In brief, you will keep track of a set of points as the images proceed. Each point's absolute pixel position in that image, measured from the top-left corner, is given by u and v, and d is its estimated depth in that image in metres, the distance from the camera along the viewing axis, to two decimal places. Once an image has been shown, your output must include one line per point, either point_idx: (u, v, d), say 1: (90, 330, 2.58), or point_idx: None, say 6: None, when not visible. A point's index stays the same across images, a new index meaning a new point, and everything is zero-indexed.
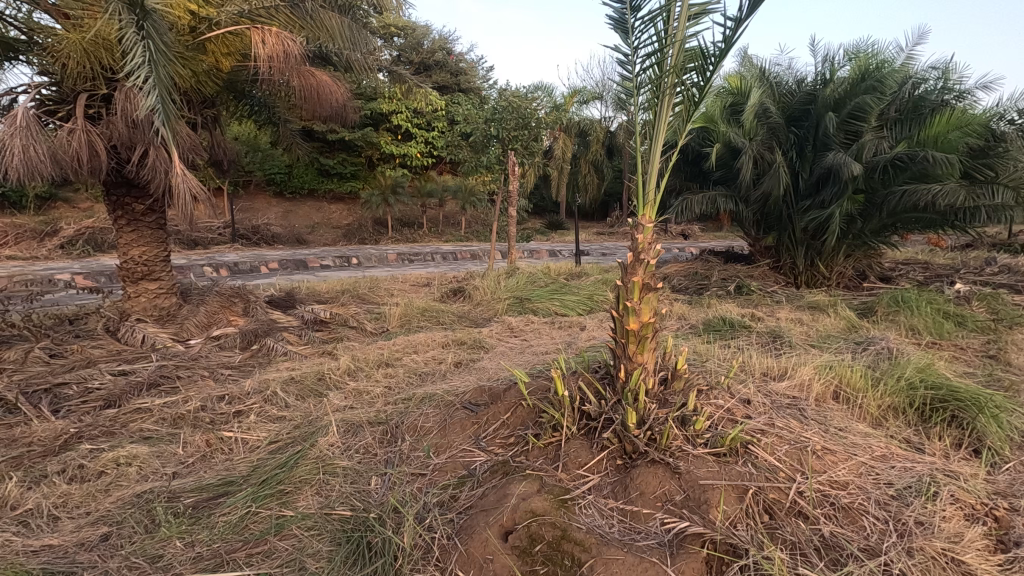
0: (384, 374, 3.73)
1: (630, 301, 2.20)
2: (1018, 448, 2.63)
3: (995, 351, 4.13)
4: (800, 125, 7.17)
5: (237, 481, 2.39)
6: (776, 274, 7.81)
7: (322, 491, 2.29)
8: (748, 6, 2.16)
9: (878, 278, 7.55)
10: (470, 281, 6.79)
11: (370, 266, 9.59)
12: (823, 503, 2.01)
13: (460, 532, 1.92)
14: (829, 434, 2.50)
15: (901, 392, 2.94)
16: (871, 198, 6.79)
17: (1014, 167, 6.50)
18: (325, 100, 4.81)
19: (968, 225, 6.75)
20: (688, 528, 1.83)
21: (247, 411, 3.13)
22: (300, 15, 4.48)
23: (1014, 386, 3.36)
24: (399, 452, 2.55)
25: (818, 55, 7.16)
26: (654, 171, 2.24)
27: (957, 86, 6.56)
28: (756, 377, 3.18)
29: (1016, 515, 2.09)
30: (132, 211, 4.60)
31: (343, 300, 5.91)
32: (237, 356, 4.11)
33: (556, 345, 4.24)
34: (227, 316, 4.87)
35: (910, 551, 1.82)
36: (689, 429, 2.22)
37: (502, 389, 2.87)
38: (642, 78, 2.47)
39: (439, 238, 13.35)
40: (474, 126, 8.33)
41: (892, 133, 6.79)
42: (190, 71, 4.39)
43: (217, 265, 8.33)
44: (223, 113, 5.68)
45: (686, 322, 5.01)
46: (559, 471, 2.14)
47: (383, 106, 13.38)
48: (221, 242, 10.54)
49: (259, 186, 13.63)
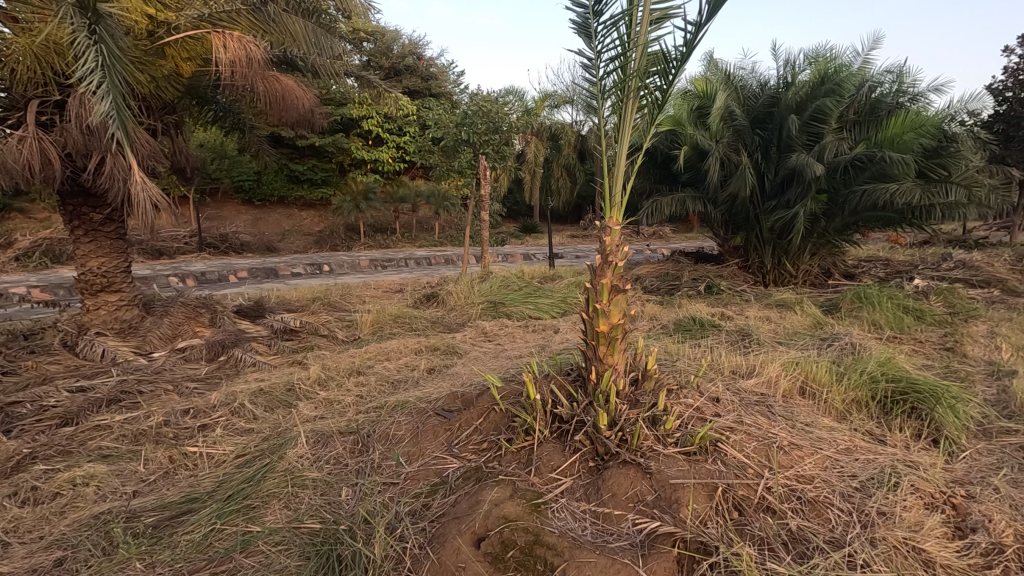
0: (356, 382, 3.67)
1: (600, 303, 2.21)
2: (972, 436, 2.75)
3: (952, 344, 4.30)
4: (764, 127, 7.33)
5: (202, 497, 2.32)
6: (744, 273, 7.96)
7: (290, 504, 2.24)
8: (708, 10, 2.19)
9: (843, 276, 7.77)
10: (443, 286, 6.74)
11: (342, 273, 9.45)
12: (790, 498, 2.05)
13: (432, 541, 1.90)
14: (795, 429, 2.55)
15: (864, 385, 3.02)
16: (833, 198, 6.97)
17: (965, 166, 6.78)
18: (291, 106, 4.74)
19: (926, 223, 7.00)
20: (660, 528, 1.84)
21: (214, 425, 3.04)
22: (263, 20, 4.37)
23: (970, 376, 3.50)
24: (371, 462, 2.51)
25: (780, 58, 7.35)
26: (621, 173, 2.25)
27: (910, 89, 6.83)
28: (725, 375, 3.22)
29: (973, 502, 2.16)
30: (89, 221, 4.44)
31: (314, 308, 5.80)
32: (204, 368, 4.01)
33: (530, 349, 4.23)
34: (193, 327, 4.73)
35: (874, 541, 1.87)
36: (660, 428, 2.24)
37: (475, 394, 2.85)
38: (607, 81, 2.50)
39: (412, 243, 13.25)
40: (445, 130, 8.29)
41: (852, 134, 7.01)
42: (147, 76, 4.29)
43: (183, 275, 8.12)
44: (185, 118, 5.54)
45: (657, 323, 5.07)
46: (532, 476, 2.14)
47: (353, 111, 13.28)
48: (187, 251, 10.27)
49: (226, 194, 13.34)
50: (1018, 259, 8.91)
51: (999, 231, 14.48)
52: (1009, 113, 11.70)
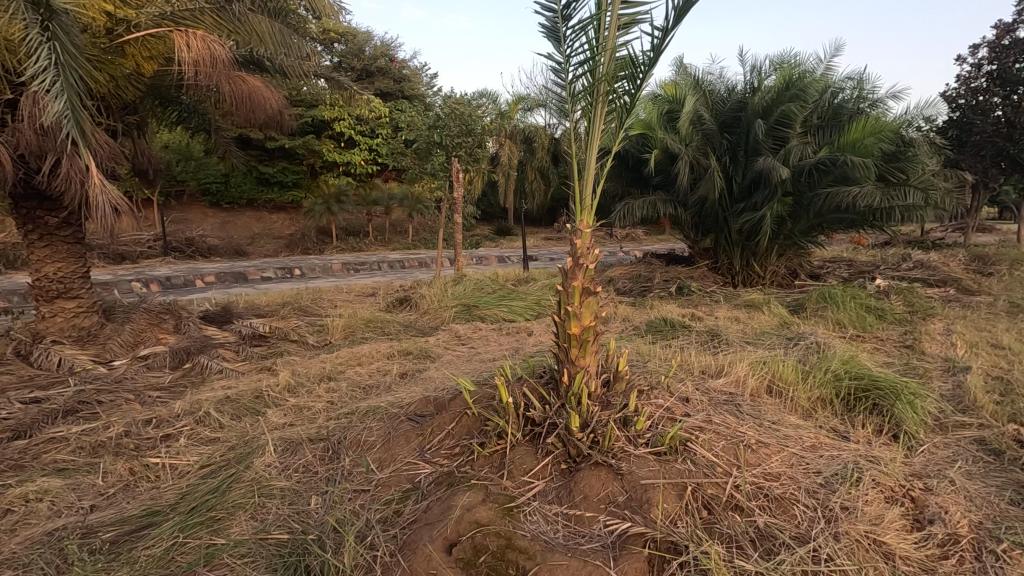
0: (327, 388, 3.61)
1: (571, 305, 2.22)
2: (930, 430, 2.85)
3: (911, 341, 4.45)
4: (732, 132, 7.47)
5: (164, 510, 2.24)
6: (714, 274, 8.10)
7: (257, 515, 2.18)
8: (675, 16, 2.23)
9: (808, 276, 7.99)
10: (416, 290, 6.69)
11: (314, 277, 9.30)
12: (758, 495, 2.08)
13: (403, 548, 1.87)
14: (763, 428, 2.60)
15: (828, 383, 3.10)
16: (799, 200, 7.15)
17: (922, 170, 7.09)
18: (258, 107, 4.64)
19: (885, 224, 7.25)
20: (631, 529, 1.85)
21: (177, 434, 2.95)
22: (228, 19, 4.28)
23: (927, 372, 3.63)
24: (342, 469, 2.47)
25: (747, 64, 7.52)
26: (591, 177, 2.26)
27: (870, 95, 7.08)
28: (695, 375, 3.27)
29: (930, 495, 2.23)
30: (44, 225, 4.27)
31: (283, 313, 5.68)
32: (168, 376, 3.88)
33: (503, 352, 4.24)
34: (156, 334, 4.57)
35: (837, 536, 1.92)
36: (631, 429, 2.26)
37: (447, 399, 2.83)
38: (577, 85, 2.50)
39: (386, 246, 13.13)
40: (418, 133, 8.22)
41: (816, 138, 7.20)
42: (106, 75, 4.16)
43: (146, 280, 7.87)
44: (147, 119, 5.38)
45: (630, 324, 5.13)
46: (505, 479, 2.13)
47: (324, 113, 13.11)
48: (151, 256, 9.97)
49: (193, 197, 12.99)
50: (971, 259, 9.31)
51: (953, 232, 15.12)
52: (961, 119, 12.19)
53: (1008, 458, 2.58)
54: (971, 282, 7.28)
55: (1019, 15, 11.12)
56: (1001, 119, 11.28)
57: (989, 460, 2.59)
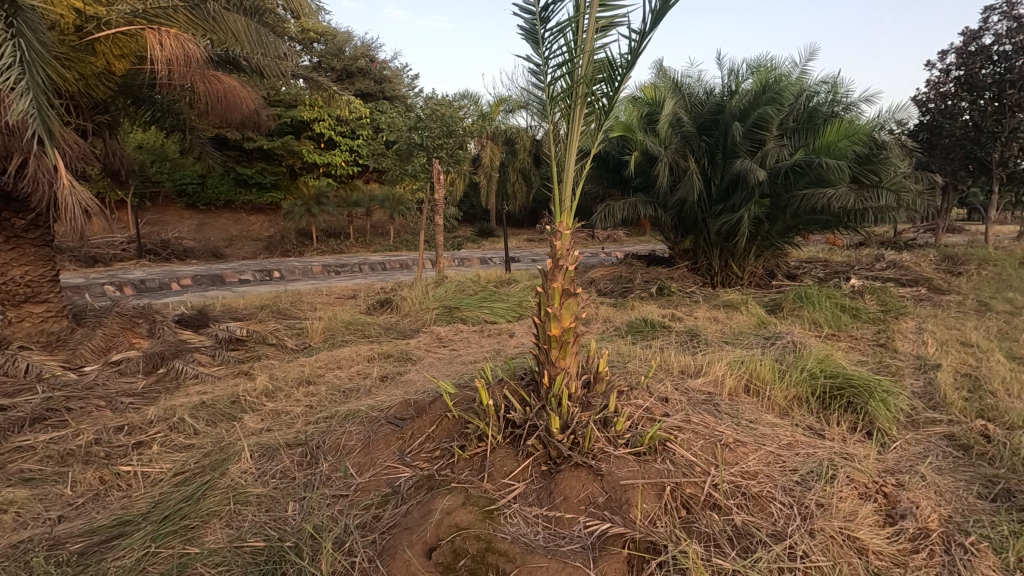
0: (306, 392, 3.56)
1: (551, 307, 2.22)
2: (902, 427, 2.90)
3: (885, 340, 4.55)
4: (710, 134, 7.55)
5: (136, 519, 2.19)
6: (694, 275, 8.19)
7: (232, 522, 2.14)
8: (652, 19, 2.25)
9: (785, 276, 8.13)
10: (397, 292, 6.64)
11: (293, 279, 9.17)
12: (735, 493, 2.11)
13: (382, 554, 1.84)
14: (740, 426, 2.63)
15: (804, 382, 3.15)
16: (775, 202, 7.27)
17: (894, 172, 7.25)
18: (234, 107, 4.57)
19: (860, 225, 7.41)
20: (610, 529, 1.86)
21: (150, 441, 2.88)
22: (201, 18, 4.19)
23: (900, 370, 3.72)
24: (320, 474, 2.43)
25: (725, 68, 7.62)
26: (570, 179, 2.27)
27: (844, 99, 7.23)
28: (674, 375, 3.31)
29: (902, 490, 2.27)
30: (10, 227, 4.14)
31: (261, 316, 5.59)
32: (141, 381, 3.79)
33: (485, 353, 4.23)
34: (129, 339, 4.46)
35: (812, 532, 1.94)
36: (611, 430, 2.27)
37: (427, 401, 2.81)
38: (556, 87, 2.50)
39: (367, 248, 13.02)
40: (398, 134, 8.15)
41: (792, 141, 7.32)
42: (75, 73, 4.05)
43: (119, 283, 7.69)
44: (119, 119, 5.25)
45: (610, 325, 5.15)
46: (485, 482, 2.13)
47: (304, 114, 12.95)
48: (125, 259, 9.74)
49: (168, 199, 12.74)
50: (942, 259, 9.55)
51: (925, 233, 15.51)
52: (931, 123, 12.53)
53: (976, 453, 2.65)
54: (941, 281, 7.48)
55: (984, 23, 11.47)
56: (968, 123, 11.62)
57: (958, 455, 2.65)
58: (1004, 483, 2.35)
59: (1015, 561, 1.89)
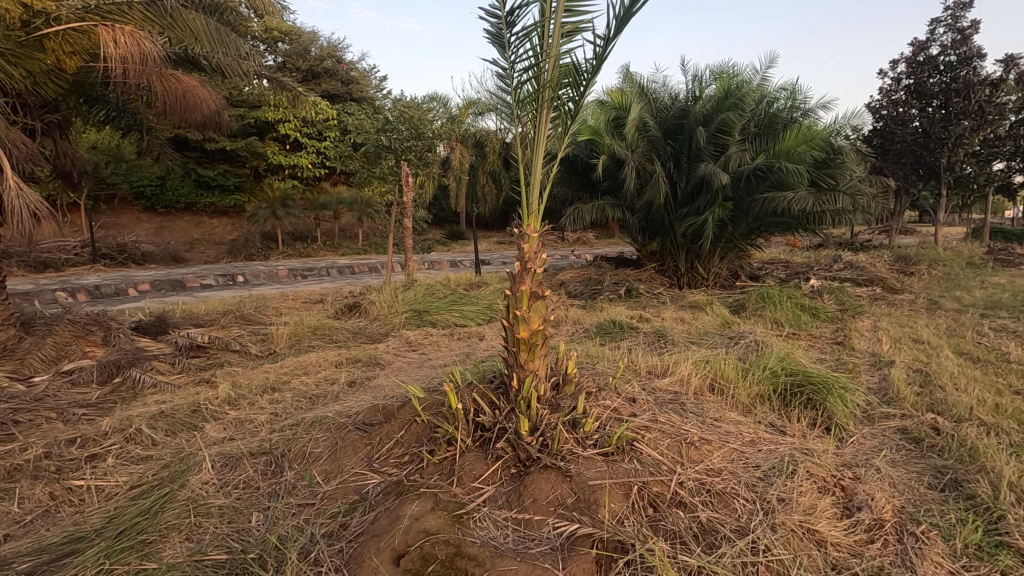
0: (270, 399, 3.47)
1: (520, 309, 2.21)
2: (859, 422, 3.01)
3: (843, 338, 4.71)
4: (675, 138, 7.70)
5: (89, 536, 2.10)
6: (661, 276, 8.33)
7: (192, 536, 2.07)
8: (616, 25, 2.28)
9: (748, 277, 8.35)
10: (365, 296, 6.55)
11: (258, 284, 8.97)
12: (700, 491, 2.15)
13: (349, 562, 1.82)
14: (705, 425, 2.68)
15: (766, 380, 3.24)
16: (738, 205, 7.45)
17: (850, 176, 7.51)
18: (194, 108, 4.45)
19: (819, 227, 7.65)
20: (579, 530, 1.88)
21: (104, 454, 2.77)
22: (158, 14, 4.03)
23: (856, 367, 3.86)
24: (285, 483, 2.38)
25: (689, 73, 7.77)
26: (537, 181, 2.28)
27: (802, 105, 7.46)
28: (641, 375, 3.36)
29: (859, 483, 2.36)
30: None
31: (224, 322, 5.44)
32: (95, 392, 3.63)
33: (454, 357, 4.22)
34: (82, 347, 4.27)
35: (774, 527, 2.00)
36: (579, 431, 2.29)
37: (396, 406, 2.79)
38: (522, 91, 2.51)
39: (335, 251, 12.82)
40: (366, 136, 8.06)
41: (754, 145, 7.52)
42: (22, 71, 3.87)
43: (72, 289, 7.37)
44: (70, 117, 5.03)
45: (579, 326, 5.20)
46: (454, 486, 2.12)
47: (268, 114, 12.67)
48: (78, 264, 9.35)
49: (124, 201, 12.27)
50: (895, 259, 9.95)
51: (879, 234, 16.14)
52: (885, 129, 13.07)
53: (926, 445, 2.76)
54: (894, 281, 7.80)
55: (931, 35, 12.03)
56: (918, 129, 12.16)
57: (910, 447, 2.77)
58: (951, 474, 2.46)
59: (962, 547, 1.98)
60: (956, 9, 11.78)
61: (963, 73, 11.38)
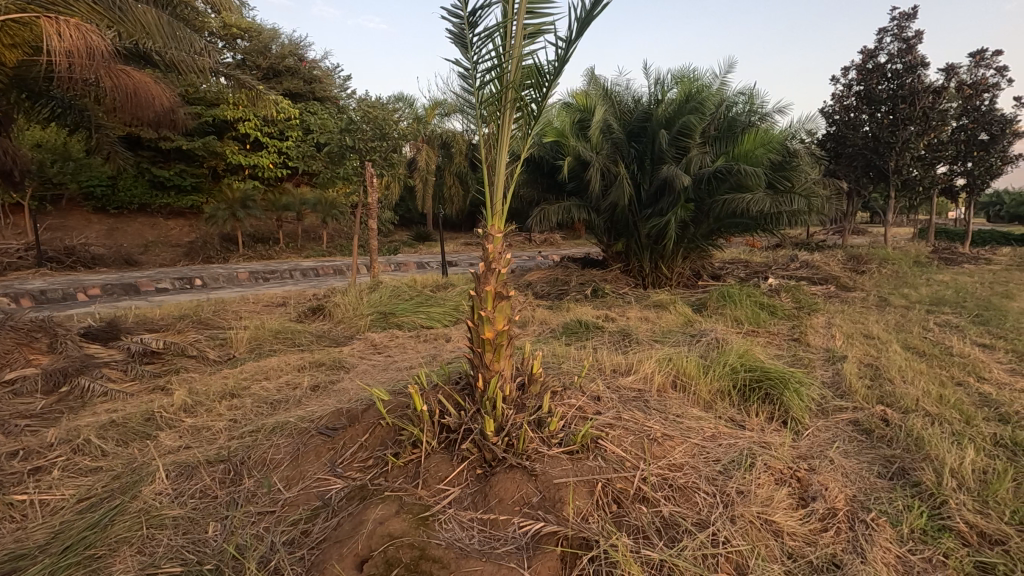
0: (229, 406, 3.37)
1: (484, 310, 2.21)
2: (813, 415, 3.12)
3: (799, 335, 4.88)
4: (639, 140, 7.82)
5: (32, 553, 1.99)
6: (626, 276, 8.45)
7: (145, 548, 1.99)
8: (577, 28, 2.30)
9: (709, 276, 8.56)
10: (330, 298, 6.43)
11: (216, 287, 8.69)
12: (662, 486, 2.19)
13: (312, 568, 1.78)
14: (667, 421, 2.73)
15: (726, 376, 3.32)
16: (700, 206, 7.61)
17: (805, 178, 7.77)
18: (145, 105, 4.28)
19: (777, 227, 7.88)
20: (543, 528, 1.89)
21: (49, 467, 2.63)
22: (105, 7, 3.76)
23: (811, 362, 4.00)
24: (244, 491, 2.31)
25: (651, 77, 7.91)
26: (500, 182, 2.29)
27: (760, 109, 7.67)
28: (606, 374, 3.40)
29: (813, 474, 2.44)
30: None
31: (181, 327, 5.25)
32: (39, 402, 3.45)
33: (420, 359, 4.18)
34: (26, 354, 4.04)
35: (733, 519, 2.05)
36: (544, 430, 2.30)
37: (360, 409, 2.74)
38: (485, 91, 2.51)
39: (298, 254, 12.55)
40: (330, 136, 7.91)
41: (714, 148, 7.70)
42: None
43: (15, 294, 6.99)
44: (11, 112, 4.78)
45: (546, 327, 5.22)
46: (420, 489, 2.10)
47: (226, 112, 12.33)
48: (22, 267, 8.88)
49: (73, 202, 11.71)
50: (848, 258, 10.35)
51: (833, 235, 16.78)
52: (837, 133, 13.61)
53: (876, 436, 2.88)
54: (847, 280, 8.11)
55: (880, 43, 12.57)
56: (868, 134, 12.69)
57: (861, 438, 2.88)
58: (899, 463, 2.58)
59: (908, 532, 2.08)
60: (902, 19, 12.35)
61: (909, 80, 11.91)
